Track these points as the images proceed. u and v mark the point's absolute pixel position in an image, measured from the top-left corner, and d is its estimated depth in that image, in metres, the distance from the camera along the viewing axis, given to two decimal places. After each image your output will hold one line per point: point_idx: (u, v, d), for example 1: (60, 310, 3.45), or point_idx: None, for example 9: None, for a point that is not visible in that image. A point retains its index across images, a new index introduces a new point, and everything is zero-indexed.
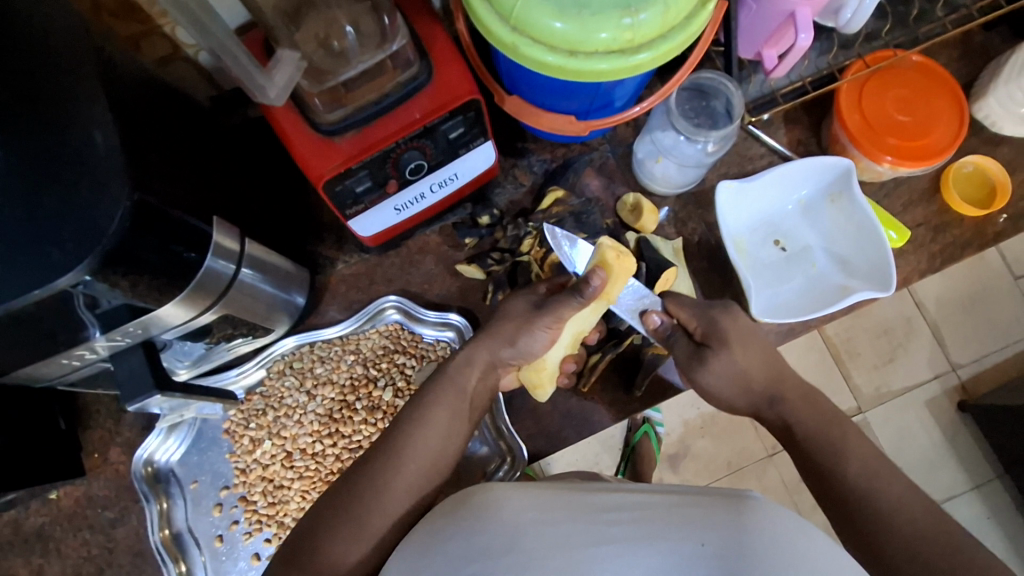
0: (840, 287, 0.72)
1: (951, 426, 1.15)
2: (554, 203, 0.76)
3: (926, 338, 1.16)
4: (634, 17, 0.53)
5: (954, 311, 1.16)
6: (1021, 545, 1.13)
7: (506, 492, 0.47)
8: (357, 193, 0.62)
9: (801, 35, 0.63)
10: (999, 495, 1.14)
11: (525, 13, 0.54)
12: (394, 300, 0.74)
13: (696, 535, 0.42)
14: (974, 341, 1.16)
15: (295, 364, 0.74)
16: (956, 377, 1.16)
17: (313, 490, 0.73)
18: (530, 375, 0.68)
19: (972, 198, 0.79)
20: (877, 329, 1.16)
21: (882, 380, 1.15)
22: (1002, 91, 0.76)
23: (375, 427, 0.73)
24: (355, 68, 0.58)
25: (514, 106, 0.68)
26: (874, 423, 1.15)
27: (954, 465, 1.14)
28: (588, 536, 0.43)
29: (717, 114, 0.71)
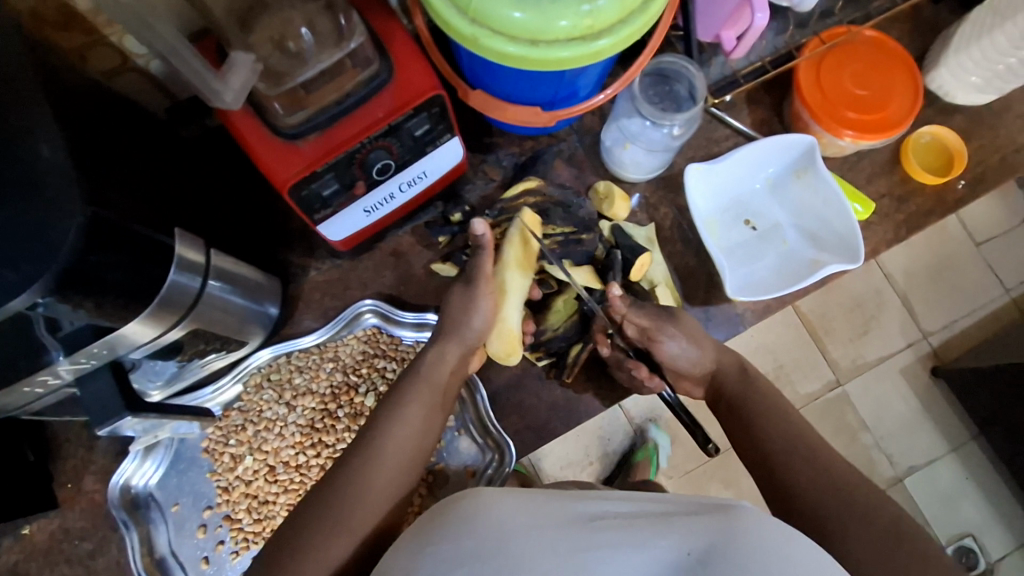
0: (813, 260, 0.73)
1: (926, 391, 1.18)
2: (528, 192, 0.74)
3: (897, 308, 1.19)
4: (591, 4, 0.53)
5: (920, 280, 1.20)
6: (999, 502, 1.17)
7: (496, 496, 0.47)
8: (325, 197, 0.61)
9: (757, 15, 0.65)
10: (976, 456, 1.18)
11: (484, 5, 0.53)
12: (370, 304, 0.73)
13: (681, 540, 0.43)
14: (941, 307, 1.20)
15: (272, 376, 0.72)
16: (928, 344, 1.19)
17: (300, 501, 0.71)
18: (501, 343, 0.66)
19: (932, 166, 0.82)
20: (850, 302, 1.19)
21: (857, 352, 1.18)
22: (953, 61, 0.78)
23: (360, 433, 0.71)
24: (313, 68, 0.56)
25: (479, 100, 0.67)
26: (853, 394, 1.17)
27: (932, 430, 1.18)
28: (578, 540, 0.43)
29: (681, 98, 0.71)
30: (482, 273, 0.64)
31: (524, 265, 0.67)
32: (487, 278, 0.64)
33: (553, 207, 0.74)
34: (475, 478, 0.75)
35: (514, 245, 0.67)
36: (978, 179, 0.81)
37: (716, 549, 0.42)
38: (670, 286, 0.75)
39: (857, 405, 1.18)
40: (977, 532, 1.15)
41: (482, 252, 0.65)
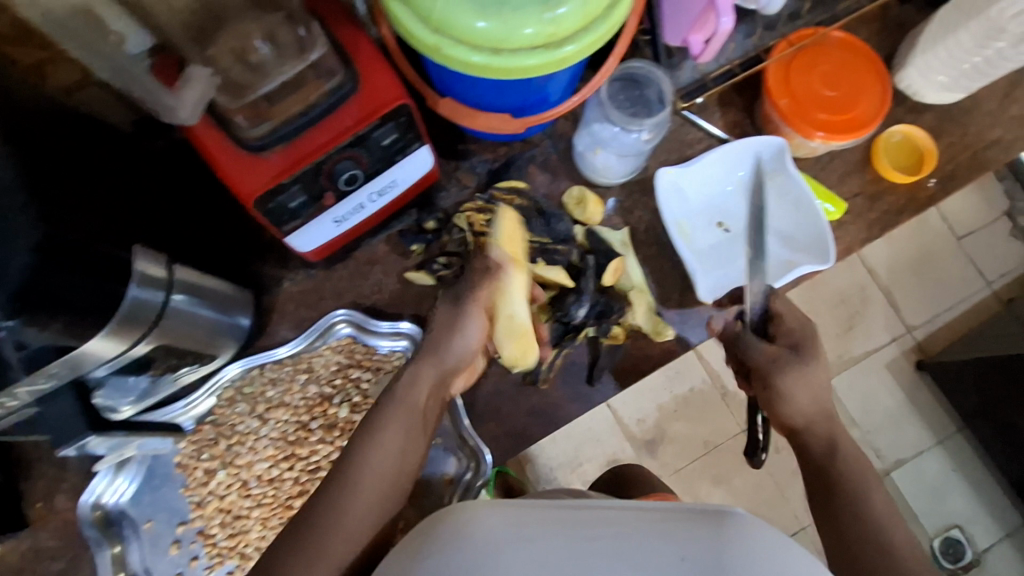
0: (788, 261, 0.74)
1: (911, 385, 1.25)
2: (514, 193, 0.76)
3: (881, 304, 1.27)
4: (553, 12, 0.53)
5: (904, 274, 1.28)
6: (985, 492, 1.22)
7: (484, 508, 0.44)
8: (292, 209, 0.61)
9: (722, 19, 0.64)
10: (962, 447, 1.23)
11: (446, 15, 0.53)
12: (343, 314, 0.72)
13: (678, 547, 0.41)
14: (927, 301, 1.27)
15: (245, 389, 0.72)
16: (912, 338, 1.26)
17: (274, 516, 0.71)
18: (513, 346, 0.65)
19: (904, 165, 0.82)
20: (835, 298, 1.26)
21: (844, 347, 1.25)
22: (920, 61, 0.78)
23: (333, 446, 0.71)
24: (276, 80, 0.57)
25: (448, 108, 0.67)
26: (840, 390, 1.24)
27: (918, 423, 1.24)
28: (572, 552, 0.41)
29: (651, 102, 0.71)
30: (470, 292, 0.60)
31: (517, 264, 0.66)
32: (476, 297, 0.60)
33: (535, 214, 0.74)
34: (453, 486, 0.75)
35: (504, 244, 0.66)
36: (949, 177, 0.82)
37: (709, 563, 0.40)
38: (644, 290, 0.75)
39: (845, 400, 1.24)
40: (964, 523, 1.20)
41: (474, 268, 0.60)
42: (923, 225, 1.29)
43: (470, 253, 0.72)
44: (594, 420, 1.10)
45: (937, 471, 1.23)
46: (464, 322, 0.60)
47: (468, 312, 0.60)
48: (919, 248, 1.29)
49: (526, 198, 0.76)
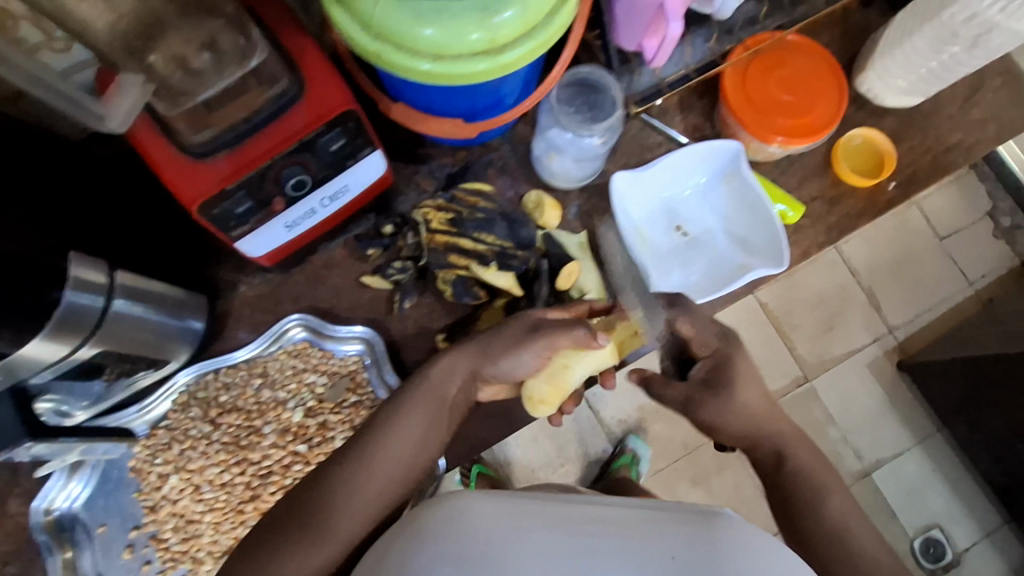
0: (744, 265, 0.74)
1: (892, 385, 1.30)
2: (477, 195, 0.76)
3: (863, 304, 1.32)
4: (499, 17, 0.52)
5: (884, 275, 1.33)
6: (962, 491, 1.28)
7: (484, 500, 0.50)
8: (239, 214, 0.61)
9: (672, 25, 0.63)
10: (941, 449, 1.29)
11: (388, 22, 0.52)
12: (297, 318, 0.72)
13: (667, 547, 0.48)
14: (907, 302, 1.32)
15: (198, 394, 0.72)
16: (893, 338, 1.32)
17: (226, 520, 0.73)
18: (548, 388, 0.66)
19: (864, 168, 0.82)
20: (814, 299, 1.31)
21: (824, 347, 1.30)
22: (879, 65, 0.79)
23: (284, 450, 0.72)
24: (216, 87, 0.57)
25: (400, 113, 0.67)
26: (820, 388, 1.30)
27: (897, 423, 1.29)
28: (566, 543, 0.47)
29: (602, 107, 0.72)
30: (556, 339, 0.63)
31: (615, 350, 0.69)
32: (553, 346, 0.63)
33: (498, 218, 0.75)
34: None
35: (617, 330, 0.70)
36: (909, 180, 0.82)
37: (699, 555, 0.48)
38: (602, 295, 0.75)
39: (824, 398, 1.29)
40: (943, 521, 1.26)
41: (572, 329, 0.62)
42: (905, 225, 1.34)
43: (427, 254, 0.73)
44: (576, 418, 1.10)
45: (918, 470, 1.28)
46: (533, 345, 0.62)
47: (546, 340, 0.62)
48: (898, 249, 1.33)
49: (491, 203, 0.76)
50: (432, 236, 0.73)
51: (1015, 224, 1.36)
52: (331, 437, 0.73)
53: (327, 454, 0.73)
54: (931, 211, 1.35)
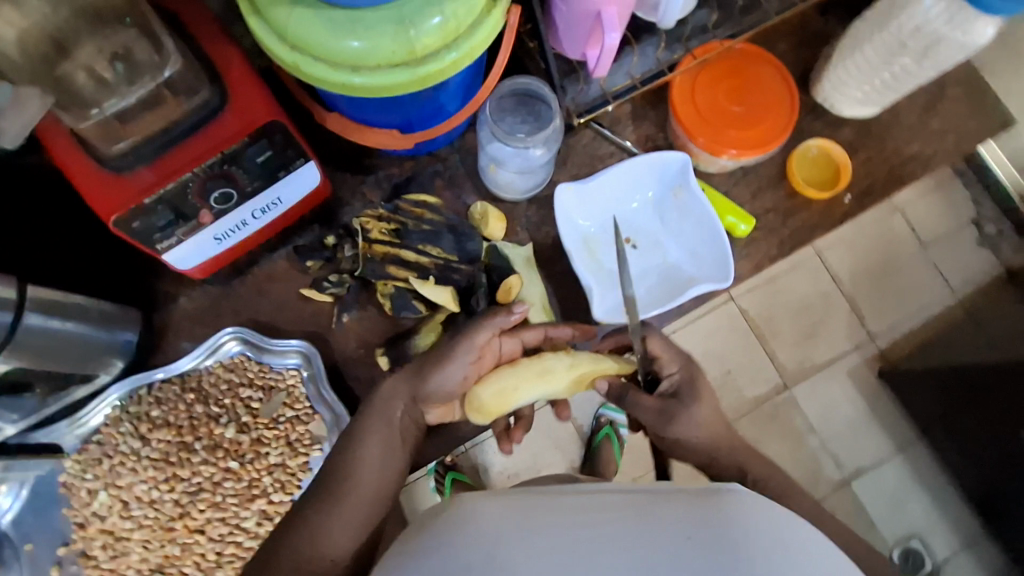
0: (692, 278, 0.73)
1: (874, 393, 1.29)
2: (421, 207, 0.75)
3: (844, 311, 1.30)
4: (421, 25, 0.51)
5: (866, 282, 1.31)
6: (944, 501, 1.26)
7: (486, 504, 0.51)
8: (161, 228, 0.59)
9: (609, 35, 0.61)
10: (922, 458, 1.27)
11: (305, 32, 0.51)
12: (232, 332, 0.71)
13: (680, 528, 0.47)
14: (889, 310, 1.30)
15: (132, 408, 0.71)
16: (875, 346, 1.30)
17: (155, 539, 0.72)
18: (492, 397, 0.62)
19: (818, 179, 0.80)
20: (798, 305, 1.29)
21: (804, 355, 1.29)
22: (834, 75, 0.77)
23: (214, 467, 0.71)
24: (127, 99, 0.55)
25: (335, 123, 0.66)
26: (800, 397, 1.28)
27: (877, 432, 1.28)
28: (575, 528, 0.47)
29: (540, 117, 0.70)
30: (477, 341, 0.61)
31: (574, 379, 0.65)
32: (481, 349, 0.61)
33: (445, 231, 0.74)
34: None
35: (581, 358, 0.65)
36: (865, 192, 0.80)
37: (711, 528, 0.47)
38: (546, 307, 0.73)
39: (804, 406, 1.28)
40: (923, 531, 1.24)
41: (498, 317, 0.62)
42: (890, 231, 1.32)
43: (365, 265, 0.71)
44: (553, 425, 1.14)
45: (897, 480, 1.26)
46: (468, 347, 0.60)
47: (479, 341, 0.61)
48: (883, 253, 1.32)
49: (437, 214, 0.75)
50: (369, 246, 0.72)
51: (999, 232, 1.34)
52: (264, 453, 0.73)
53: (259, 471, 0.73)
54: (914, 217, 1.33)
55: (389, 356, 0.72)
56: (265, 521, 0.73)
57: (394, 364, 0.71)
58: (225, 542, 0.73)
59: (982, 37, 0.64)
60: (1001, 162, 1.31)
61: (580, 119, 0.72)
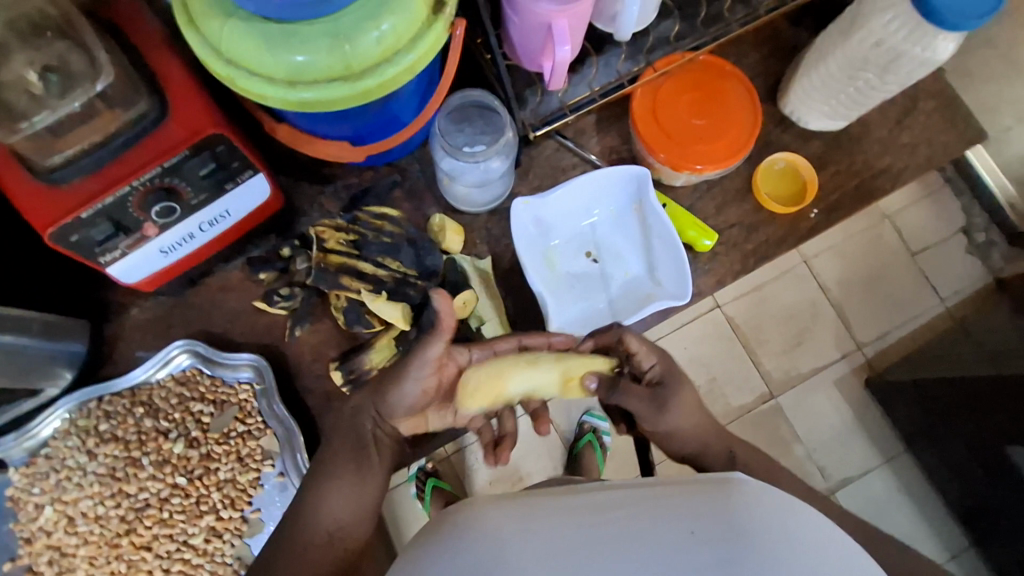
0: (648, 294, 0.73)
1: (860, 403, 1.28)
2: (382, 219, 0.73)
3: (830, 319, 1.29)
4: (360, 39, 0.50)
5: (855, 289, 1.30)
6: (927, 512, 1.24)
7: (490, 506, 0.48)
8: (101, 241, 0.58)
9: (562, 48, 0.60)
10: (907, 468, 1.26)
11: (238, 47, 0.50)
12: (182, 345, 0.70)
13: (686, 522, 0.45)
14: (875, 318, 1.29)
15: (80, 422, 0.70)
16: (862, 355, 1.29)
17: (101, 555, 0.73)
18: (485, 378, 0.61)
19: (784, 193, 0.79)
20: (784, 314, 1.29)
21: (790, 363, 1.28)
22: (801, 87, 0.75)
23: (161, 483, 0.72)
24: (55, 112, 0.54)
25: (285, 134, 0.64)
26: (785, 406, 1.27)
27: (863, 442, 1.26)
28: (584, 524, 0.45)
29: (491, 129, 0.70)
30: (426, 355, 0.58)
31: (569, 380, 0.63)
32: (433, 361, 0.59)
33: (406, 244, 0.72)
34: None
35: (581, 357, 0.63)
36: (833, 207, 0.79)
37: (720, 519, 0.45)
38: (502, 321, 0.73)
39: (790, 416, 1.26)
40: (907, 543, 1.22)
41: (440, 331, 0.58)
42: (877, 240, 1.31)
43: (315, 274, 0.69)
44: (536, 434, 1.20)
45: (884, 488, 1.25)
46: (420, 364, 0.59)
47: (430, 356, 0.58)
48: (869, 262, 1.31)
49: (399, 227, 0.73)
50: (323, 256, 0.70)
51: (989, 240, 1.31)
52: (214, 469, 0.73)
53: (207, 487, 0.73)
54: (903, 226, 1.32)
55: (342, 371, 0.70)
56: (213, 538, 0.74)
57: (347, 379, 0.70)
58: (172, 559, 0.74)
59: (943, 53, 0.64)
60: (992, 169, 1.29)
61: (536, 132, 0.71)
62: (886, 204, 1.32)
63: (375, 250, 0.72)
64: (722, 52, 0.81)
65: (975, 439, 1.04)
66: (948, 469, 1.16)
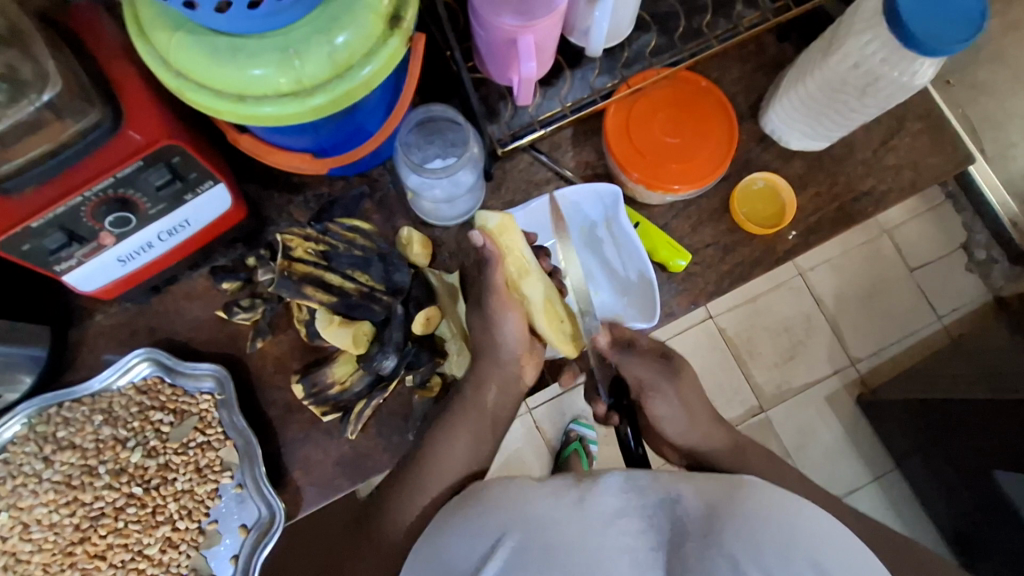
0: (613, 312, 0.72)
1: (851, 419, 1.25)
2: (353, 230, 0.70)
3: (824, 333, 1.27)
4: (311, 51, 0.49)
5: (852, 305, 1.28)
6: (917, 532, 1.22)
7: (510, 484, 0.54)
8: (54, 251, 0.57)
9: (527, 64, 0.59)
10: (897, 486, 1.23)
11: (186, 61, 0.49)
12: (143, 354, 0.70)
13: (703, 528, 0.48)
14: (871, 334, 1.27)
15: (39, 427, 0.70)
16: (855, 370, 1.27)
17: (56, 562, 0.72)
18: (499, 226, 0.65)
19: (764, 214, 0.77)
20: (777, 327, 1.27)
21: (782, 377, 1.26)
22: (781, 105, 0.74)
23: (117, 493, 0.71)
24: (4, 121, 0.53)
25: (250, 145, 0.62)
26: (775, 420, 1.25)
27: (853, 459, 1.24)
28: (603, 513, 0.49)
29: (451, 146, 0.69)
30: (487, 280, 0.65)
31: (542, 308, 0.66)
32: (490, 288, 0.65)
33: (376, 258, 0.69)
34: (246, 535, 0.71)
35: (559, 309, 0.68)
36: (813, 229, 0.77)
37: (726, 510, 0.49)
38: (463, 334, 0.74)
39: (780, 430, 1.24)
40: None
41: (490, 263, 0.65)
42: (875, 254, 1.29)
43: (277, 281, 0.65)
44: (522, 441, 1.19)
45: (871, 507, 1.23)
46: (510, 306, 0.65)
47: (494, 299, 0.65)
48: (865, 276, 1.28)
49: (370, 240, 0.70)
50: (289, 265, 0.64)
51: (989, 258, 1.28)
52: (172, 479, 0.73)
53: (164, 497, 0.73)
54: (903, 240, 1.29)
55: (303, 385, 0.69)
56: (169, 548, 0.73)
57: (309, 393, 0.69)
58: (127, 568, 0.73)
59: (921, 78, 0.63)
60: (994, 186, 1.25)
61: (506, 147, 0.69)
62: (885, 218, 1.30)
63: (347, 258, 0.68)
64: (706, 65, 0.79)
65: (964, 463, 1.02)
66: (938, 491, 1.14)
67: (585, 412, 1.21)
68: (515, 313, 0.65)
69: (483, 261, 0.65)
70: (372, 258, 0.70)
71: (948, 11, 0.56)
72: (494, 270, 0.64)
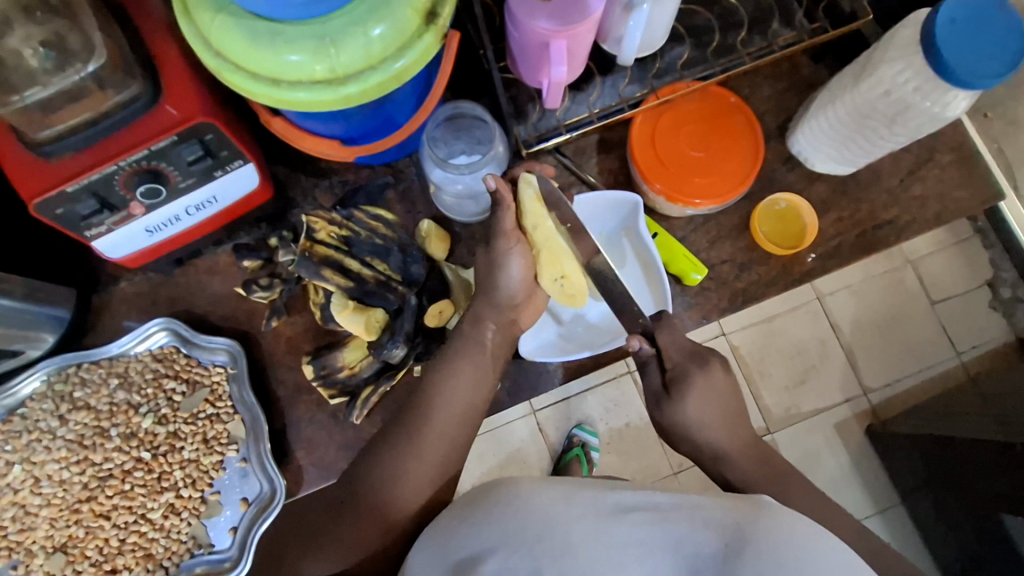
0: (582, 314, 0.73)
1: (859, 449, 1.23)
2: (376, 220, 0.72)
3: (838, 360, 1.25)
4: (350, 39, 0.50)
5: (868, 334, 1.26)
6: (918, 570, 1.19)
7: (530, 484, 0.50)
8: (85, 216, 0.58)
9: (557, 69, 0.61)
10: (902, 521, 1.21)
11: (226, 42, 0.50)
12: (162, 324, 0.72)
13: (720, 534, 0.46)
14: (887, 364, 1.25)
15: (56, 386, 0.74)
16: (867, 401, 1.25)
17: (63, 518, 0.75)
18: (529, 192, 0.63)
19: (783, 234, 0.76)
20: (791, 350, 1.25)
21: (791, 401, 1.24)
22: (812, 125, 0.74)
23: (126, 456, 0.75)
24: (48, 89, 0.55)
25: (281, 128, 0.63)
26: (781, 442, 1.23)
27: (859, 489, 1.22)
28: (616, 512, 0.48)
29: (477, 141, 0.71)
30: (502, 230, 0.63)
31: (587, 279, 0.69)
32: (506, 232, 0.63)
33: (396, 249, 0.71)
34: (246, 509, 0.73)
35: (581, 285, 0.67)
36: (831, 253, 0.76)
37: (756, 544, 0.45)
38: None
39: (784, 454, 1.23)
40: None
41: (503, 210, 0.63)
42: (897, 285, 1.27)
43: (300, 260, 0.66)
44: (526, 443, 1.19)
45: None
46: (515, 252, 0.63)
47: (502, 246, 0.63)
48: (885, 307, 1.26)
49: (391, 230, 0.72)
50: (310, 246, 0.66)
51: (1015, 297, 1.26)
52: (179, 448, 0.76)
53: (171, 464, 0.76)
54: (927, 273, 1.27)
55: (314, 366, 0.70)
56: (171, 514, 0.75)
57: (318, 375, 0.70)
58: (129, 531, 0.76)
59: (954, 109, 0.62)
60: None
61: (530, 148, 0.70)
62: (911, 249, 1.28)
63: (366, 244, 0.70)
64: (737, 81, 0.79)
65: (970, 502, 1.01)
66: (944, 528, 1.11)
67: (590, 418, 1.21)
68: (518, 259, 0.63)
69: (495, 206, 0.63)
70: (392, 249, 0.71)
71: (984, 42, 0.55)
72: (506, 215, 0.63)
